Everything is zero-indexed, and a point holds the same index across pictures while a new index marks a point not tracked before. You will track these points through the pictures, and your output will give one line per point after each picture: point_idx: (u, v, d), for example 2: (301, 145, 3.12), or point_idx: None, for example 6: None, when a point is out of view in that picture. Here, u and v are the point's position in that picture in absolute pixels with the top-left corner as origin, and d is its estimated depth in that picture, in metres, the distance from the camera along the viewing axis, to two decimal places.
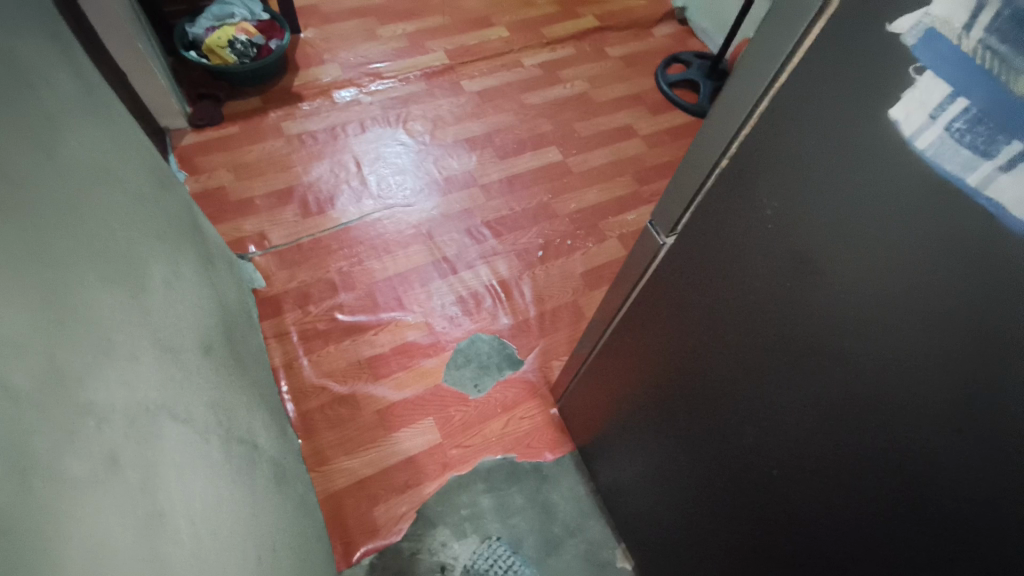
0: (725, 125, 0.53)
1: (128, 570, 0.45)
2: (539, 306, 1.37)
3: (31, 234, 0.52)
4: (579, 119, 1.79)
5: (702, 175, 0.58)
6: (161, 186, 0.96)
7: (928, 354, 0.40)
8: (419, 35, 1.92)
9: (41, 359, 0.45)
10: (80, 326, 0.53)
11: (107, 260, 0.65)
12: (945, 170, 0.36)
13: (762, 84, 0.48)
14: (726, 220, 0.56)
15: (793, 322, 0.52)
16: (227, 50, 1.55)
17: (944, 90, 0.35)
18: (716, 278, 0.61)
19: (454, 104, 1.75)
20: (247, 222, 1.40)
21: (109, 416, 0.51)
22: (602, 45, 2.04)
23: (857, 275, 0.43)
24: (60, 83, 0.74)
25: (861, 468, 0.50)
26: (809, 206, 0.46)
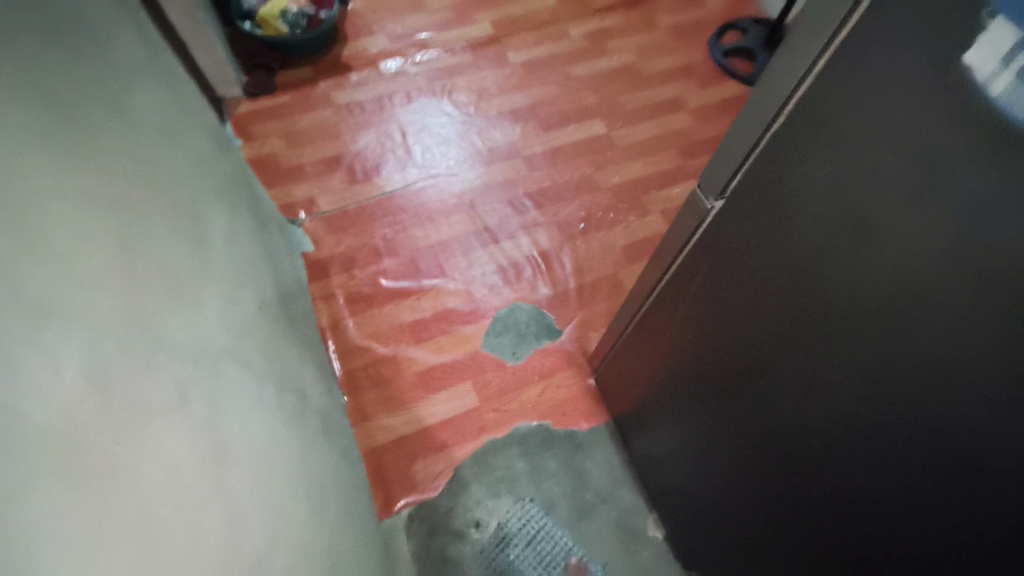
0: (780, 81, 0.50)
1: (196, 485, 0.49)
2: (578, 278, 1.37)
3: (107, 181, 0.57)
4: (625, 91, 1.75)
5: (752, 137, 0.56)
6: (219, 148, 1.00)
7: (990, 325, 0.38)
8: (465, 5, 1.91)
9: (118, 292, 0.50)
10: (151, 267, 0.58)
11: (174, 212, 0.70)
12: (1016, 119, 0.34)
13: (822, 37, 0.45)
14: (774, 184, 0.54)
15: (841, 292, 0.50)
16: (280, 22, 1.59)
17: (1012, 37, 0.33)
18: (762, 245, 0.59)
19: (498, 75, 1.74)
20: (297, 188, 1.45)
21: (178, 350, 0.56)
22: (651, 15, 1.97)
23: (916, 241, 0.41)
24: (128, 46, 0.78)
25: (911, 444, 0.48)
26: (866, 167, 0.43)
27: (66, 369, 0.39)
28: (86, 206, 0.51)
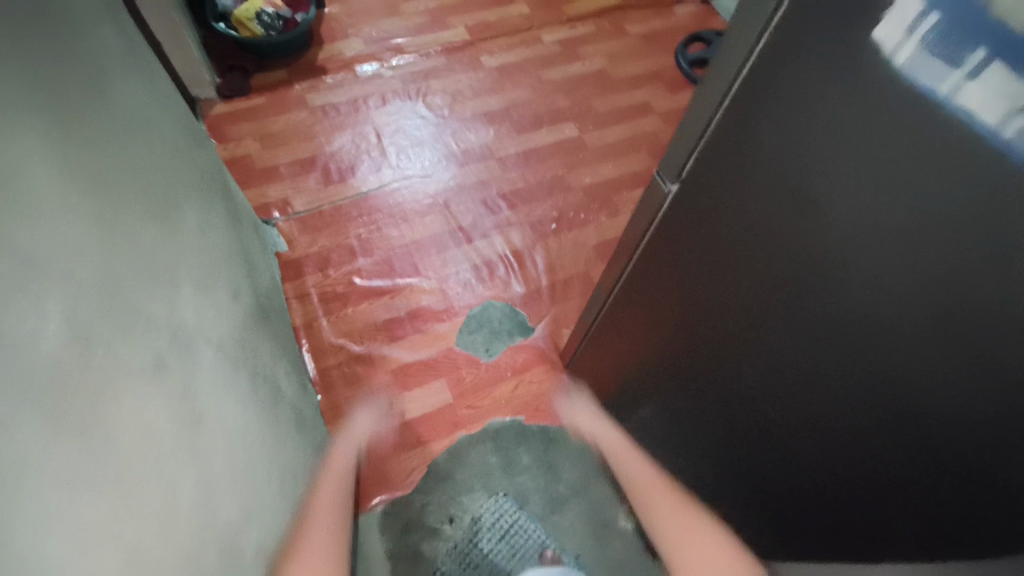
0: (726, 65, 0.52)
1: (172, 448, 0.53)
2: (551, 276, 1.39)
3: (87, 160, 0.58)
4: (597, 95, 1.79)
5: (702, 122, 0.58)
6: (194, 145, 1.00)
7: (928, 277, 0.42)
8: (441, 10, 1.94)
9: (95, 268, 0.52)
10: (132, 244, 0.61)
11: (153, 198, 0.71)
12: (922, 85, 0.37)
13: (761, 22, 0.47)
14: (728, 164, 0.57)
15: (794, 263, 0.53)
16: (255, 23, 1.60)
17: (916, 6, 0.35)
18: (718, 226, 0.62)
19: (473, 78, 1.77)
20: (271, 189, 1.45)
21: (157, 323, 0.59)
22: (623, 22, 2.03)
23: (856, 207, 0.44)
24: (106, 38, 0.79)
25: (867, 403, 0.52)
26: (809, 141, 0.46)
27: (55, 327, 0.43)
28: (63, 184, 0.52)
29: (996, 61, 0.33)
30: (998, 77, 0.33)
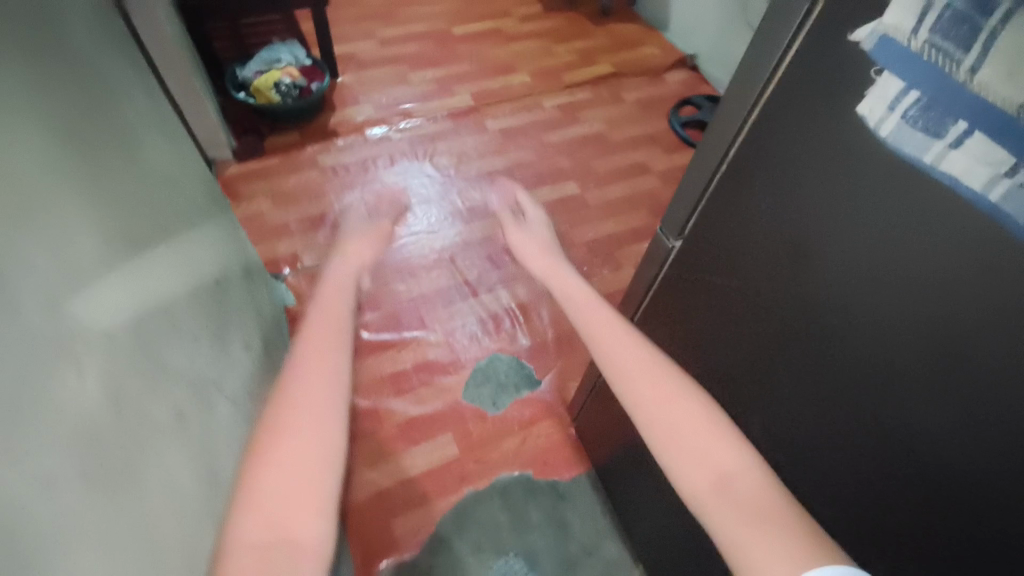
0: (722, 132, 0.57)
1: (191, 501, 0.56)
2: (556, 328, 1.41)
3: (115, 217, 0.61)
4: (597, 155, 1.89)
5: (701, 183, 0.63)
6: (213, 204, 1.03)
7: (917, 321, 0.43)
8: (447, 79, 2.08)
9: (119, 330, 0.53)
10: (160, 299, 0.63)
11: (178, 254, 0.74)
12: (906, 153, 0.39)
13: (753, 94, 0.52)
14: (729, 218, 0.60)
15: (793, 308, 0.55)
16: (273, 91, 1.70)
17: (898, 85, 0.38)
18: (720, 276, 0.64)
19: (477, 141, 1.87)
20: (282, 245, 1.49)
21: (180, 377, 0.62)
22: (617, 90, 2.17)
23: (850, 252, 0.46)
24: (138, 106, 0.84)
25: (872, 450, 0.50)
26: (803, 193, 0.49)
27: (97, 387, 0.47)
28: (89, 244, 0.54)
29: (977, 131, 0.34)
30: (979, 145, 0.34)
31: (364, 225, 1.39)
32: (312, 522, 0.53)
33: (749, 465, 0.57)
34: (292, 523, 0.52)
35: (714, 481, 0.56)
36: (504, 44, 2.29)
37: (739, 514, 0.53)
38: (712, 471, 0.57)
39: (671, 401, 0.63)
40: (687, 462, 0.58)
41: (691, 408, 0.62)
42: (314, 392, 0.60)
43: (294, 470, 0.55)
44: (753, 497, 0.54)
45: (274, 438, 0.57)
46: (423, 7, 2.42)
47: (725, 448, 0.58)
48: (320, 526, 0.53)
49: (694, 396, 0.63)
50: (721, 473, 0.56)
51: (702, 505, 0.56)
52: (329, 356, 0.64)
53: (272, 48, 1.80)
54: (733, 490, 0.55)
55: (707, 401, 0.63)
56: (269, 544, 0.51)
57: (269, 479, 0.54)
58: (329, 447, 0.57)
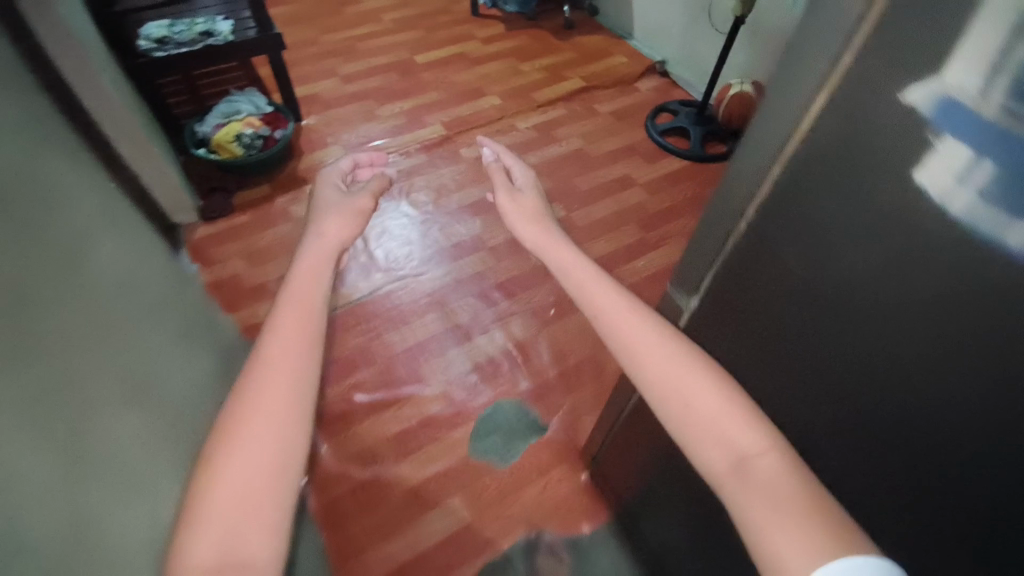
0: (734, 188, 0.51)
1: None
2: (560, 363, 1.35)
3: (57, 358, 0.52)
4: (578, 173, 1.84)
5: (715, 241, 0.56)
6: (176, 284, 0.95)
7: (1004, 401, 0.36)
8: (415, 111, 2.03)
9: (65, 505, 0.44)
10: (111, 452, 0.53)
11: (134, 377, 0.65)
12: (982, 228, 0.33)
13: (770, 152, 0.45)
14: (751, 277, 0.53)
15: (838, 375, 0.48)
16: (235, 143, 1.63)
17: (966, 153, 0.32)
18: (744, 337, 0.57)
19: (454, 172, 1.81)
20: (261, 308, 1.42)
21: (132, 553, 0.51)
22: (590, 103, 2.14)
23: (905, 322, 0.40)
24: (82, 199, 0.77)
25: (937, 520, 0.44)
26: (840, 257, 0.43)
27: None
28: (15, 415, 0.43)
29: None
30: None
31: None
32: (266, 537, 0.50)
33: (768, 440, 0.53)
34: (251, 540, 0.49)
35: (731, 461, 0.53)
36: (470, 68, 2.25)
37: (758, 493, 0.49)
38: (729, 450, 0.53)
39: (686, 376, 0.58)
40: (704, 442, 0.54)
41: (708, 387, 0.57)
42: (275, 399, 0.54)
43: (251, 482, 0.51)
44: (775, 476, 0.50)
45: (233, 444, 0.52)
46: (384, 39, 2.37)
47: (743, 425, 0.54)
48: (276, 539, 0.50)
49: (710, 372, 0.58)
50: (740, 453, 0.52)
51: (721, 483, 0.52)
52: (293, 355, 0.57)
53: (230, 99, 1.72)
54: (755, 470, 0.51)
55: (721, 375, 0.58)
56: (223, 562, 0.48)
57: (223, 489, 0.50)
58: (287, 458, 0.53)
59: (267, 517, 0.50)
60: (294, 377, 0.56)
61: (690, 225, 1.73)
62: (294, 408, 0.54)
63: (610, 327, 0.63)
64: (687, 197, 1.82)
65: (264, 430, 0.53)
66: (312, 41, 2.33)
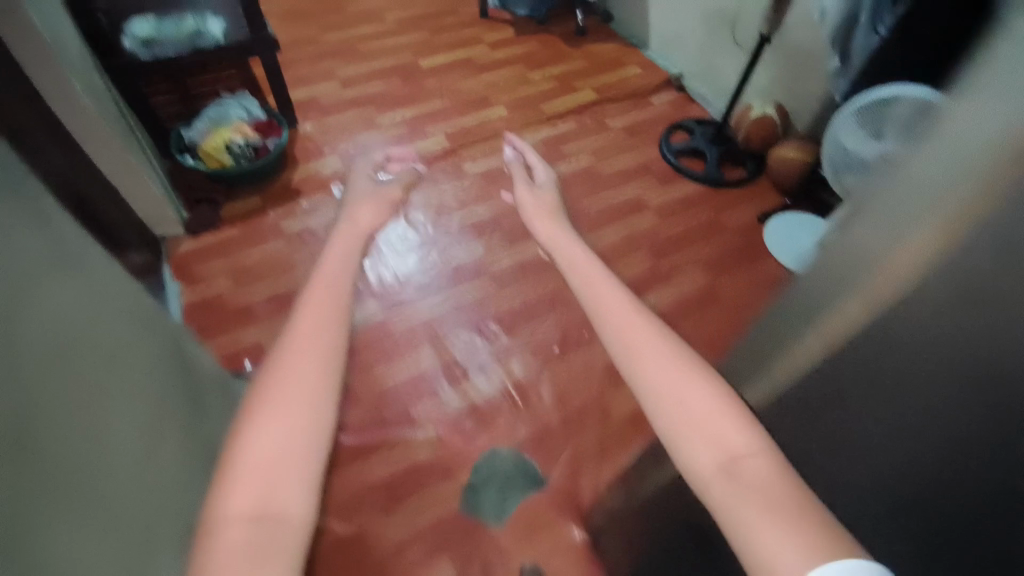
0: (813, 305, 0.47)
1: None
2: (560, 407, 1.27)
3: None
4: (586, 196, 1.77)
5: (785, 352, 0.52)
6: (154, 320, 0.86)
7: None
8: (417, 120, 1.94)
9: None
10: None
11: (58, 494, 0.52)
12: None
13: (863, 283, 0.41)
14: (825, 395, 0.49)
15: (927, 520, 0.44)
16: (224, 153, 1.56)
17: None
18: (810, 449, 0.54)
19: (457, 188, 1.71)
20: (245, 333, 1.34)
21: None
22: (602, 116, 2.05)
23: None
24: (29, 237, 0.61)
25: None
26: (950, 408, 0.39)
27: None
28: None
29: None
30: None
31: (368, 187, 1.19)
32: (302, 493, 0.48)
33: (761, 443, 0.48)
34: (279, 493, 0.47)
35: (721, 460, 0.48)
36: (477, 75, 2.16)
37: (751, 496, 0.44)
38: (722, 452, 0.48)
39: (683, 380, 0.53)
40: (696, 437, 0.49)
41: (706, 389, 0.52)
42: (306, 361, 0.53)
43: (287, 439, 0.49)
44: (765, 477, 0.45)
45: (266, 404, 0.51)
46: (388, 42, 2.28)
47: (736, 426, 0.50)
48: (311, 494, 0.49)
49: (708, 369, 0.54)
50: (729, 453, 0.48)
51: (707, 482, 0.47)
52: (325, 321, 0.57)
53: (222, 104, 1.65)
54: (744, 470, 0.46)
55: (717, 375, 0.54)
56: (258, 516, 0.46)
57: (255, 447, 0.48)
58: (321, 417, 0.51)
59: (300, 476, 0.49)
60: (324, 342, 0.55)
61: (704, 257, 1.64)
62: (322, 363, 0.54)
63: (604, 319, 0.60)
64: (701, 223, 1.73)
65: (299, 391, 0.52)
66: (313, 41, 2.23)
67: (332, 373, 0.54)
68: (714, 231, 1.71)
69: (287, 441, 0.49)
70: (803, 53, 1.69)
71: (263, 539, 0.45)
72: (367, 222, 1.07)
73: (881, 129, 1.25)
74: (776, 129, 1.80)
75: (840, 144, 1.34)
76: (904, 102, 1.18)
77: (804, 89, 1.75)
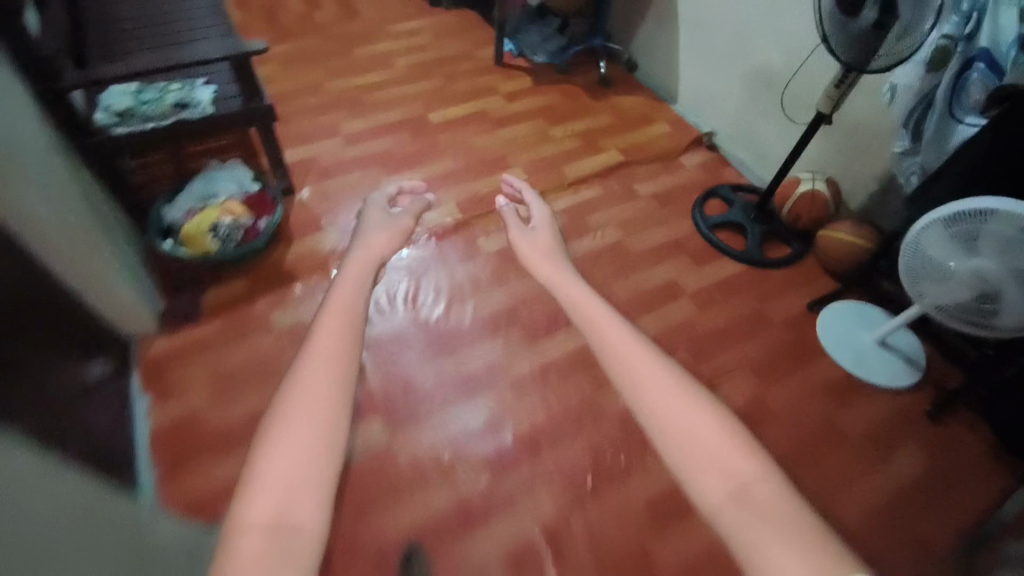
0: None
1: None
2: (596, 560, 1.10)
3: None
4: (614, 277, 1.61)
5: None
6: (100, 526, 0.70)
7: None
8: (427, 184, 1.79)
9: None
10: None
11: None
12: None
13: None
14: None
15: None
16: (209, 236, 1.40)
17: None
18: None
19: (469, 268, 1.57)
20: (223, 468, 1.17)
21: None
22: (629, 182, 1.90)
23: None
24: None
25: None
26: None
27: None
28: None
29: None
30: None
31: (380, 216, 1.01)
32: (318, 506, 0.43)
33: (764, 471, 0.46)
34: (302, 508, 0.42)
35: (733, 488, 0.45)
36: (493, 131, 2.00)
37: (764, 520, 0.42)
38: (731, 479, 0.46)
39: (688, 402, 0.51)
40: (703, 467, 0.47)
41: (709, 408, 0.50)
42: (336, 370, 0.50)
43: (306, 458, 0.44)
44: (772, 503, 0.43)
45: (285, 422, 0.46)
46: (397, 90, 2.13)
47: (741, 447, 0.47)
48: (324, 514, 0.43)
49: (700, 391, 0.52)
50: (738, 478, 0.45)
51: (716, 511, 0.44)
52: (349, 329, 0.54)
53: (210, 178, 1.51)
54: (754, 494, 0.44)
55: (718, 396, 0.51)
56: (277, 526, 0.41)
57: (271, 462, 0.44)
58: (333, 429, 0.46)
59: (307, 492, 0.43)
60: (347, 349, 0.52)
61: (750, 354, 1.47)
62: (344, 365, 0.50)
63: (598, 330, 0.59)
64: (745, 313, 1.56)
65: (318, 406, 0.47)
66: (316, 90, 2.08)
67: (346, 386, 0.49)
68: (757, 322, 1.54)
69: (302, 464, 0.44)
70: (864, 129, 1.54)
71: (277, 560, 0.40)
72: (383, 250, 0.88)
73: (976, 244, 1.08)
74: (827, 207, 1.64)
75: (920, 250, 1.17)
76: (1004, 217, 1.02)
77: (862, 168, 1.60)
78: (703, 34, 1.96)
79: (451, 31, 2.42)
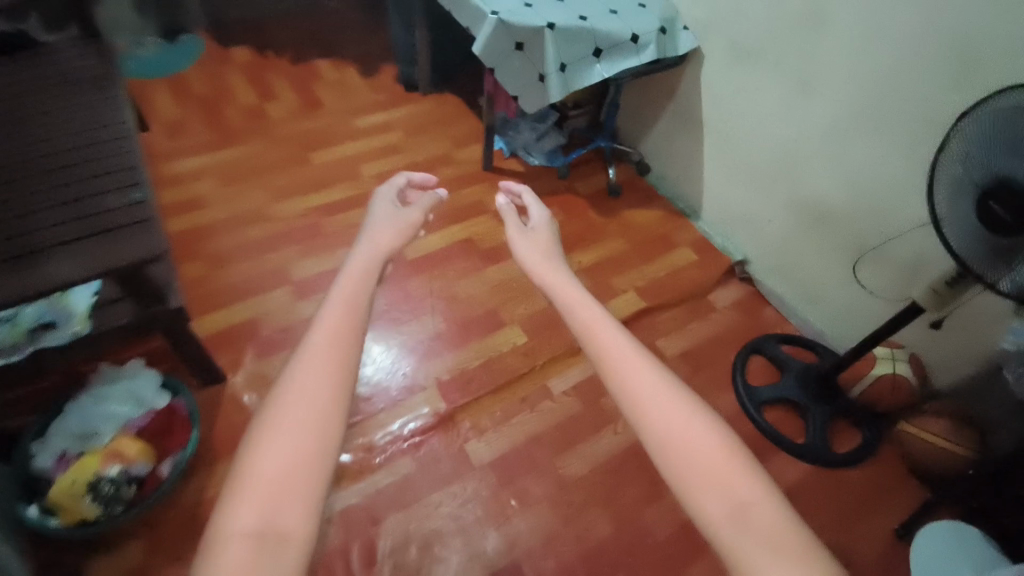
0: None
1: None
2: None
3: None
4: (646, 499, 1.25)
5: None
6: None
7: None
8: (402, 359, 1.43)
9: None
10: None
11: None
12: None
13: None
14: None
15: None
16: (86, 498, 1.01)
17: None
18: None
19: (457, 496, 1.22)
20: None
21: None
22: (652, 338, 1.54)
23: None
24: None
25: None
26: None
27: None
28: None
29: None
30: None
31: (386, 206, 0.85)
32: (306, 513, 0.46)
33: (762, 492, 0.48)
34: (287, 511, 0.45)
35: (730, 509, 0.47)
36: (480, 270, 1.63)
37: (758, 549, 0.44)
38: (727, 500, 0.47)
39: (672, 406, 0.53)
40: (705, 489, 0.48)
41: (700, 426, 0.52)
42: (319, 381, 0.52)
43: (294, 453, 0.48)
44: (773, 526, 0.45)
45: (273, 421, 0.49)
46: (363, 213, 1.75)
47: (752, 487, 0.48)
48: (313, 516, 0.46)
49: (708, 421, 0.52)
50: (738, 501, 0.47)
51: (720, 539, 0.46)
52: (339, 344, 0.56)
53: (97, 397, 1.13)
54: (754, 518, 0.46)
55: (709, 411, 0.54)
56: (264, 535, 0.44)
57: (265, 467, 0.47)
58: (328, 439, 0.50)
59: (307, 493, 0.47)
60: (337, 365, 0.54)
61: None
62: (331, 369, 0.53)
63: (612, 372, 0.57)
64: None
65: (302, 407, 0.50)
66: (261, 218, 1.70)
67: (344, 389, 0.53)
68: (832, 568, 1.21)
69: (286, 462, 0.47)
70: (965, 312, 1.22)
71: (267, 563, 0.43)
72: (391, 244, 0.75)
73: None
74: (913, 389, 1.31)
75: None
76: None
77: (959, 351, 1.27)
78: (732, 152, 1.61)
79: (430, 125, 2.06)
